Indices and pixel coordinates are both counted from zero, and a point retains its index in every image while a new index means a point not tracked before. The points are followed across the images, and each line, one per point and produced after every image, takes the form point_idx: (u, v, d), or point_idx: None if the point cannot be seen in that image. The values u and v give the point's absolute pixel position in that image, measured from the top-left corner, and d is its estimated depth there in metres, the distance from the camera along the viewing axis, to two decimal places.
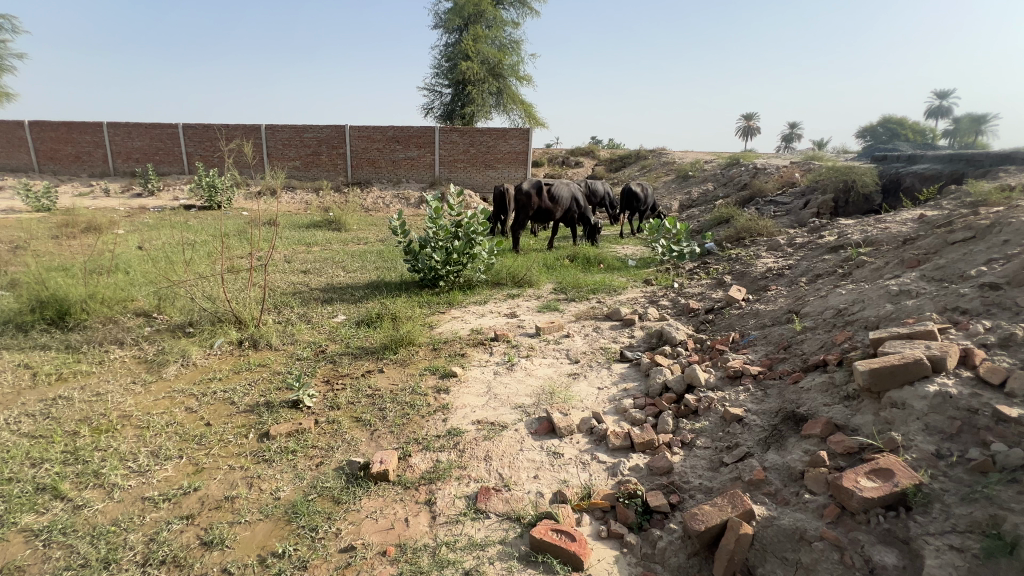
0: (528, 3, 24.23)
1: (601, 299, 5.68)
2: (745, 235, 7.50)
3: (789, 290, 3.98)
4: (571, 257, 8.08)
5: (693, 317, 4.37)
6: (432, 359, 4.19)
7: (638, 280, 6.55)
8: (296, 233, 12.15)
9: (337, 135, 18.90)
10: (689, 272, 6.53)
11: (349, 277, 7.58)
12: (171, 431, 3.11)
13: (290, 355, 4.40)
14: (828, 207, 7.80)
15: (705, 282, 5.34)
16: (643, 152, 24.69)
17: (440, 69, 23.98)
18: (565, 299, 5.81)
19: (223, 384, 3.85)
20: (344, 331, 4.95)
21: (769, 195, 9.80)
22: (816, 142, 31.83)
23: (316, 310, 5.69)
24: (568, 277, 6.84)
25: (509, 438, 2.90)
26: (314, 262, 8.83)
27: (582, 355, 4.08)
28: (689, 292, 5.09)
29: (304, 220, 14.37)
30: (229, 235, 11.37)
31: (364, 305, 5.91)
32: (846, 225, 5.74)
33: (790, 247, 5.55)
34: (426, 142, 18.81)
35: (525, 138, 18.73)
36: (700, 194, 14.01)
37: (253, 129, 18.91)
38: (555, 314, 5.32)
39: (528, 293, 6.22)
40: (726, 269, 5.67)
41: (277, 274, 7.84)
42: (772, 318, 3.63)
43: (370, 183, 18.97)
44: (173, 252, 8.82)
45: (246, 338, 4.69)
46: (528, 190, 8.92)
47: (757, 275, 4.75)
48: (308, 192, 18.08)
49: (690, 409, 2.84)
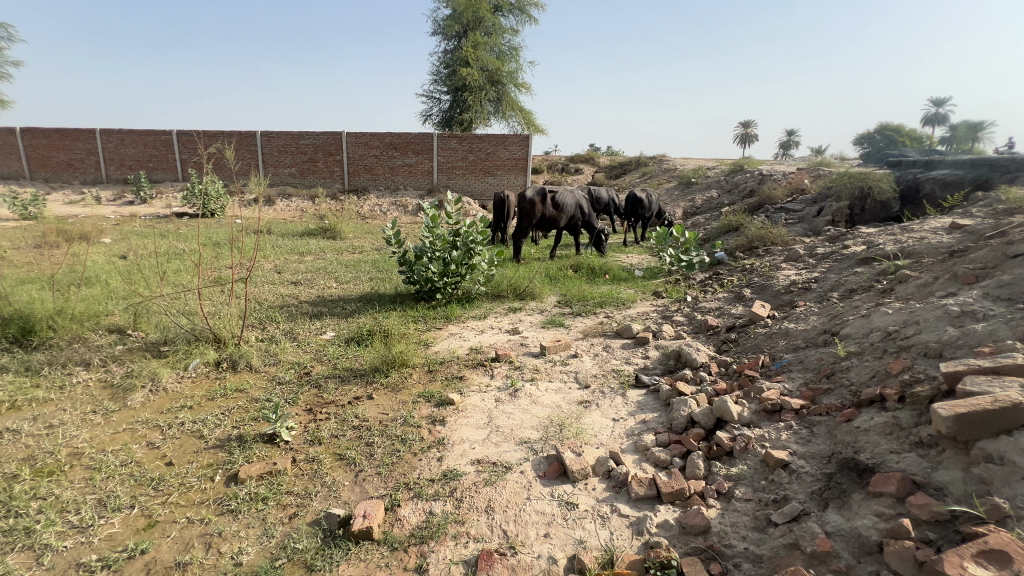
0: (527, 11, 24.12)
1: (609, 313, 5.31)
2: (757, 243, 7.16)
3: (821, 307, 3.61)
4: (575, 267, 7.72)
5: (713, 336, 3.99)
6: (427, 384, 3.80)
7: (646, 292, 6.19)
8: (289, 242, 11.78)
9: (333, 141, 18.60)
10: (701, 284, 6.17)
11: (341, 289, 7.20)
12: (126, 474, 2.71)
13: (272, 379, 4.01)
14: (844, 215, 7.46)
15: (722, 295, 4.97)
16: (644, 159, 24.45)
17: (439, 76, 23.80)
18: (571, 314, 5.43)
19: (194, 413, 3.45)
20: (332, 350, 4.57)
21: (778, 202, 9.46)
22: (814, 150, 31.72)
23: (303, 326, 5.29)
24: (572, 288, 6.48)
25: (513, 483, 2.51)
26: (305, 272, 8.45)
27: (593, 380, 3.70)
28: (705, 308, 4.71)
29: (298, 228, 14.00)
30: (219, 244, 10.99)
31: (355, 321, 5.51)
32: (869, 234, 5.40)
33: (811, 257, 5.19)
34: (424, 149, 18.52)
35: (525, 145, 18.44)
36: (704, 202, 13.69)
37: (248, 136, 18.61)
38: (560, 330, 4.94)
39: (530, 306, 5.84)
40: (742, 282, 5.30)
41: (265, 285, 7.44)
42: (806, 339, 3.25)
43: (367, 190, 18.64)
44: (158, 263, 8.43)
45: (225, 359, 4.30)
46: (531, 197, 8.59)
47: (781, 289, 4.38)
48: (303, 200, 17.74)
49: (724, 450, 2.45)
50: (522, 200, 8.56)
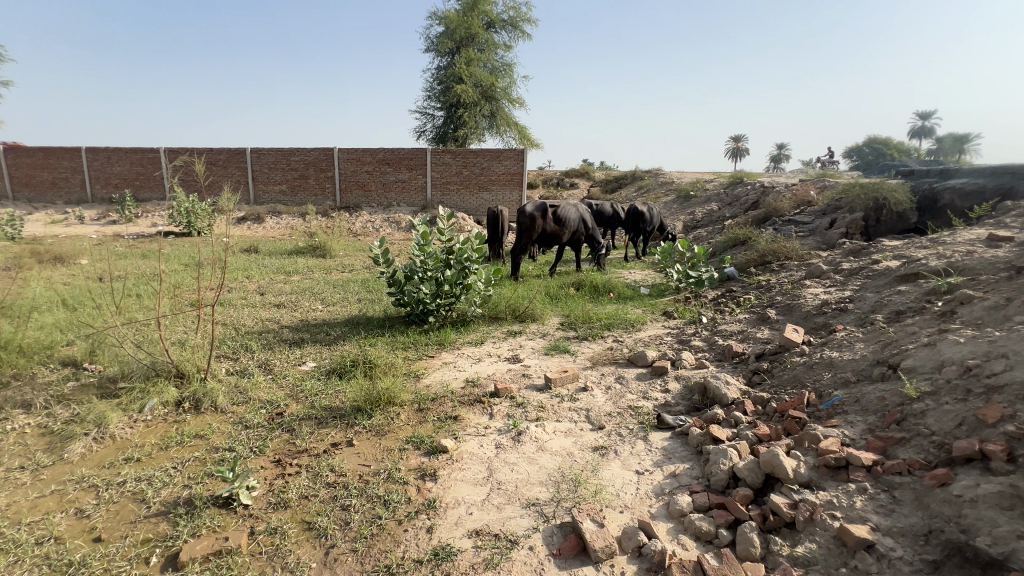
0: (520, 27, 24.13)
1: (618, 337, 4.84)
2: (770, 257, 6.76)
3: (867, 332, 3.16)
4: (576, 285, 7.28)
5: (741, 367, 3.52)
6: (416, 427, 3.30)
7: (656, 312, 5.74)
8: (276, 261, 11.28)
9: (325, 158, 18.24)
10: (714, 303, 5.72)
11: (327, 312, 6.70)
12: (40, 558, 2.19)
13: (238, 421, 3.49)
14: (858, 227, 7.10)
15: (743, 316, 4.52)
16: (639, 172, 24.27)
17: (432, 92, 23.63)
18: (576, 338, 4.96)
19: (140, 468, 2.93)
20: (310, 384, 4.05)
21: (786, 214, 9.09)
22: (807, 164, 31.75)
23: (280, 356, 4.78)
24: (575, 309, 6.02)
25: (521, 567, 2.02)
26: (290, 294, 7.95)
27: (607, 420, 3.21)
28: (726, 331, 4.25)
29: (287, 246, 13.53)
30: (202, 265, 10.48)
31: (339, 349, 5.01)
32: (897, 249, 5.00)
33: (837, 273, 4.76)
34: (417, 165, 18.19)
35: (520, 159, 18.13)
36: (705, 215, 13.36)
37: (238, 153, 18.28)
38: (566, 358, 4.46)
39: (531, 330, 5.36)
40: (763, 301, 4.87)
41: (245, 309, 6.93)
42: (857, 372, 2.79)
43: (359, 207, 18.23)
44: (131, 286, 7.91)
45: (188, 397, 3.79)
46: (532, 212, 8.20)
47: (812, 309, 3.94)
48: (294, 217, 17.29)
49: (783, 521, 1.97)
50: (522, 214, 8.16)
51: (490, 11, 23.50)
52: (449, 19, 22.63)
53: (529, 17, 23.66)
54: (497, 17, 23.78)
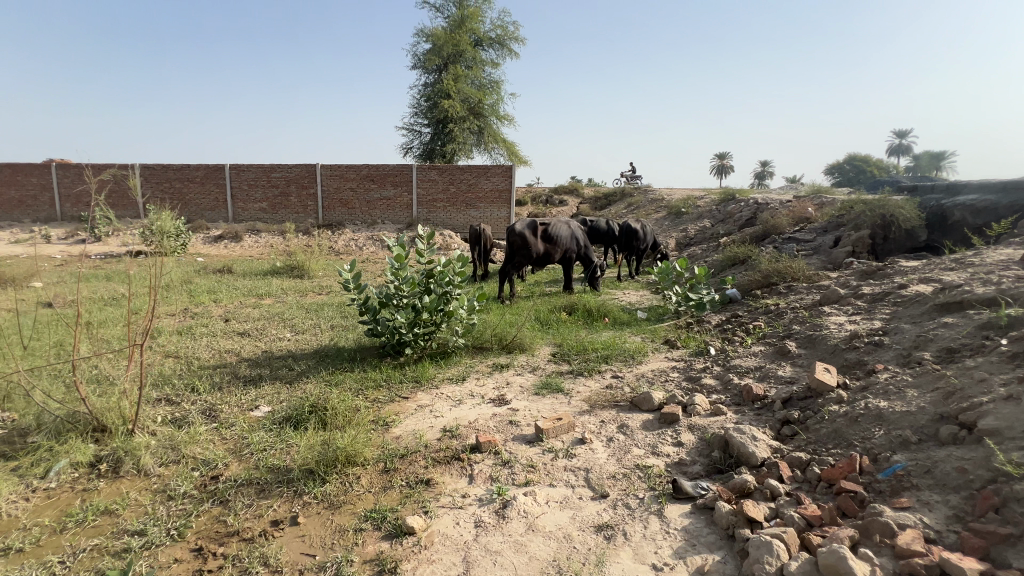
0: (507, 45, 24.08)
1: (617, 372, 4.30)
2: (775, 277, 6.31)
3: (917, 375, 2.66)
4: (568, 308, 6.77)
5: (765, 415, 2.99)
6: (380, 496, 2.70)
7: (657, 341, 5.23)
8: (249, 282, 10.62)
9: (307, 174, 17.68)
10: (720, 331, 5.21)
11: (294, 342, 6.06)
12: None
13: (162, 490, 2.86)
14: (865, 245, 6.71)
15: (757, 347, 4.03)
16: (628, 189, 24.08)
17: (419, 108, 23.32)
18: (570, 373, 4.40)
19: (19, 564, 2.29)
20: (259, 435, 3.44)
21: (785, 231, 8.72)
22: (790, 181, 32.22)
23: (230, 398, 4.14)
24: (567, 337, 5.49)
25: None
26: (257, 320, 7.30)
27: (612, 486, 2.65)
28: (740, 367, 3.73)
29: (264, 266, 12.88)
30: (167, 287, 9.78)
31: (300, 389, 4.39)
32: (919, 271, 4.57)
33: (857, 298, 4.31)
34: (402, 181, 17.72)
35: (508, 176, 17.72)
36: (697, 232, 13.01)
37: (216, 170, 17.67)
38: (559, 399, 3.89)
39: (519, 363, 4.79)
40: (777, 329, 4.39)
41: (204, 338, 6.27)
42: (917, 431, 2.28)
43: (342, 224, 17.65)
44: (81, 313, 7.19)
45: (107, 456, 3.15)
46: (521, 230, 7.75)
47: (839, 342, 3.44)
48: (273, 235, 16.67)
49: None
50: (511, 233, 7.71)
51: (478, 30, 23.44)
52: (436, 36, 22.46)
53: (516, 35, 23.63)
54: (485, 36, 23.73)
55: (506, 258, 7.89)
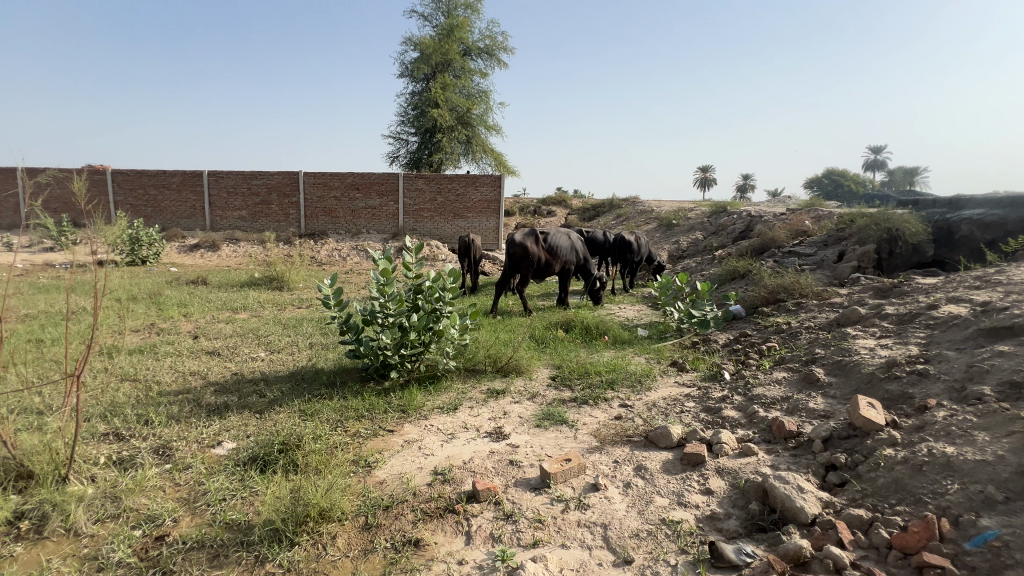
0: (496, 55, 23.92)
1: (625, 401, 3.90)
2: (782, 293, 6.02)
3: (981, 415, 2.33)
4: (565, 325, 6.38)
5: (804, 457, 2.62)
6: (360, 564, 2.26)
7: (663, 363, 4.86)
8: (223, 295, 10.03)
9: (289, 182, 17.10)
10: (730, 353, 4.87)
11: (267, 363, 5.55)
12: None
13: (92, 557, 2.36)
14: (871, 260, 6.48)
15: (780, 373, 3.68)
16: (617, 200, 23.95)
17: (406, 117, 22.94)
18: (573, 401, 3.99)
19: None
20: (217, 480, 2.95)
21: (784, 245, 8.50)
22: (773, 194, 32.55)
23: (189, 432, 3.63)
24: (567, 359, 5.09)
25: None
26: (229, 338, 6.75)
27: (637, 548, 2.25)
28: (763, 396, 3.37)
29: (241, 278, 12.27)
30: (135, 301, 9.15)
31: (271, 420, 3.90)
32: (943, 289, 4.30)
33: (881, 318, 4.01)
34: (388, 190, 17.24)
35: (497, 186, 17.36)
36: (690, 244, 12.79)
37: (193, 176, 17.03)
38: (564, 433, 3.48)
39: (516, 389, 4.38)
40: (796, 352, 4.06)
41: (167, 359, 5.71)
42: (1004, 489, 1.93)
43: (325, 234, 17.11)
44: (32, 330, 6.56)
45: (30, 511, 2.63)
46: (522, 240, 7.43)
47: (876, 370, 3.10)
48: (253, 245, 16.05)
49: None
50: (512, 244, 7.39)
51: (466, 39, 23.26)
52: (424, 44, 22.17)
53: (505, 46, 23.50)
54: (473, 45, 23.58)
55: (505, 270, 7.57)
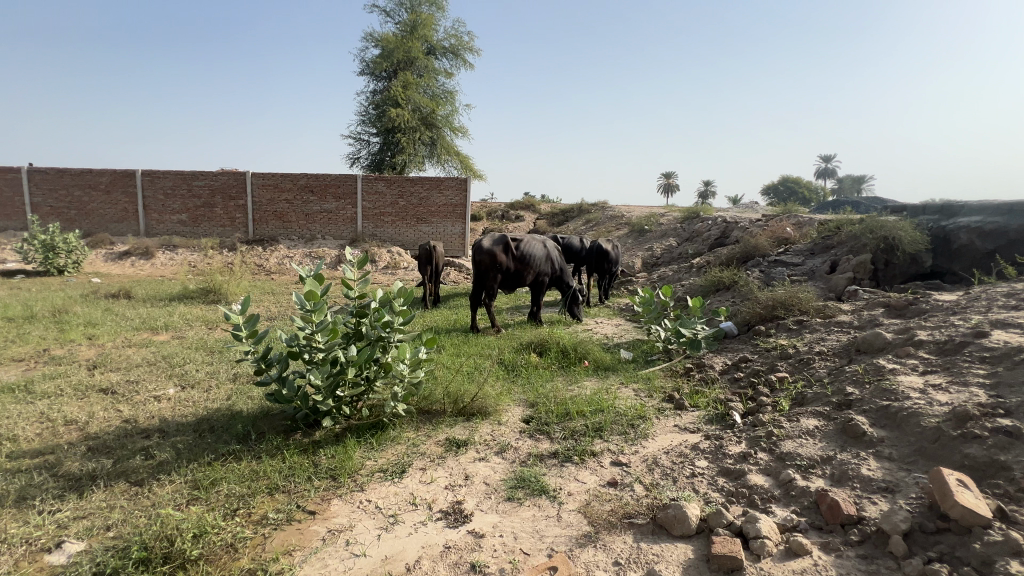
0: (461, 55, 23.07)
1: (618, 457, 3.10)
2: (779, 310, 5.40)
3: None
4: (538, 346, 5.56)
5: (882, 565, 1.89)
6: None
7: (657, 398, 4.10)
8: (145, 311, 8.70)
9: (234, 183, 15.63)
10: (733, 385, 4.16)
11: (170, 404, 4.45)
12: None
13: None
14: (867, 271, 5.98)
15: (810, 420, 2.94)
16: (586, 206, 23.46)
17: (367, 116, 21.74)
18: (554, 459, 3.15)
19: None
20: None
21: (767, 253, 8.00)
22: (733, 200, 33.13)
23: (21, 526, 2.58)
24: (543, 394, 4.26)
25: None
26: (136, 368, 5.57)
27: None
28: (796, 456, 2.63)
29: (173, 290, 10.90)
30: (32, 321, 7.74)
31: (147, 498, 2.87)
32: (977, 309, 3.71)
33: (917, 345, 3.36)
34: (345, 193, 16.03)
35: (463, 189, 16.41)
36: (664, 251, 12.27)
37: (124, 175, 15.35)
38: (545, 510, 2.64)
39: (481, 440, 3.50)
40: (819, 389, 3.36)
41: (43, 400, 4.53)
42: None
43: (276, 240, 15.75)
44: None
45: None
46: (490, 246, 6.74)
47: (943, 425, 2.41)
48: (192, 252, 14.56)
49: None
50: (479, 251, 6.71)
51: (430, 37, 22.32)
52: (385, 40, 21.09)
53: (471, 45, 22.70)
54: (438, 44, 22.65)
55: (477, 283, 6.86)
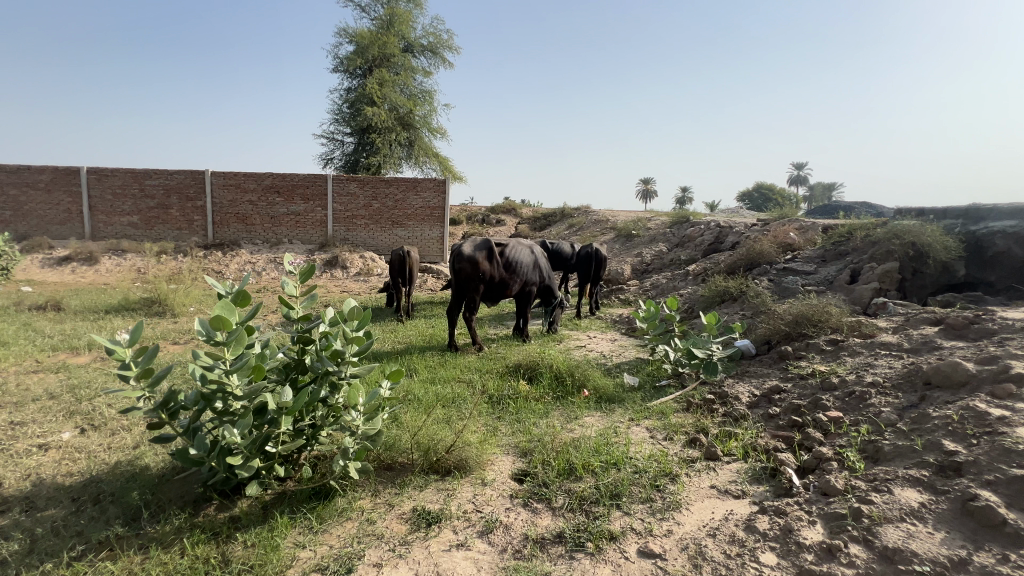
0: (439, 53, 22.19)
1: (648, 544, 2.27)
2: (804, 326, 4.68)
3: None
4: (527, 370, 4.71)
5: None
6: None
7: (680, 443, 3.30)
8: (72, 326, 7.52)
9: (191, 182, 14.35)
10: (771, 425, 3.38)
11: (52, 459, 3.41)
12: None
13: None
14: (893, 281, 5.32)
15: (910, 493, 2.16)
16: (569, 210, 22.80)
17: (340, 115, 20.66)
18: (559, 547, 2.30)
19: None
20: None
21: (772, 260, 7.37)
22: (710, 206, 32.93)
23: None
24: (536, 438, 3.40)
25: None
26: (31, 403, 4.49)
27: None
28: (912, 556, 1.84)
29: (113, 300, 9.71)
30: None
31: None
32: None
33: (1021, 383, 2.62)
34: (314, 194, 14.94)
35: (441, 191, 15.50)
36: (654, 257, 11.60)
37: (66, 173, 13.92)
38: None
39: (459, 512, 2.63)
40: (898, 439, 2.60)
41: None
42: None
43: (238, 244, 14.54)
44: None
45: None
46: (471, 253, 5.87)
47: None
48: (143, 258, 13.27)
49: None
50: (459, 257, 5.84)
51: (408, 34, 21.40)
52: (360, 36, 20.08)
53: (451, 44, 21.87)
54: (415, 42, 21.73)
55: (455, 294, 6.01)
